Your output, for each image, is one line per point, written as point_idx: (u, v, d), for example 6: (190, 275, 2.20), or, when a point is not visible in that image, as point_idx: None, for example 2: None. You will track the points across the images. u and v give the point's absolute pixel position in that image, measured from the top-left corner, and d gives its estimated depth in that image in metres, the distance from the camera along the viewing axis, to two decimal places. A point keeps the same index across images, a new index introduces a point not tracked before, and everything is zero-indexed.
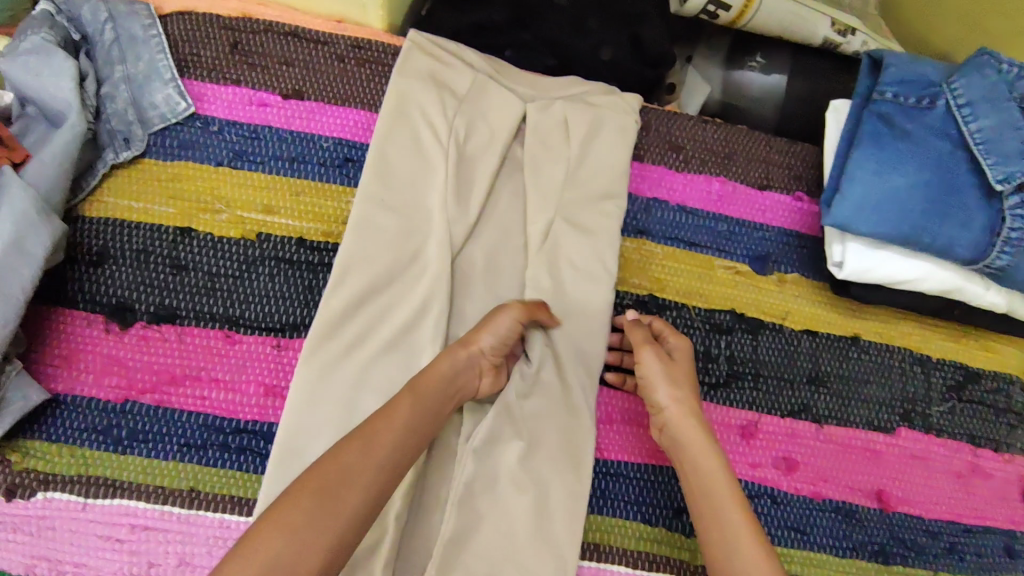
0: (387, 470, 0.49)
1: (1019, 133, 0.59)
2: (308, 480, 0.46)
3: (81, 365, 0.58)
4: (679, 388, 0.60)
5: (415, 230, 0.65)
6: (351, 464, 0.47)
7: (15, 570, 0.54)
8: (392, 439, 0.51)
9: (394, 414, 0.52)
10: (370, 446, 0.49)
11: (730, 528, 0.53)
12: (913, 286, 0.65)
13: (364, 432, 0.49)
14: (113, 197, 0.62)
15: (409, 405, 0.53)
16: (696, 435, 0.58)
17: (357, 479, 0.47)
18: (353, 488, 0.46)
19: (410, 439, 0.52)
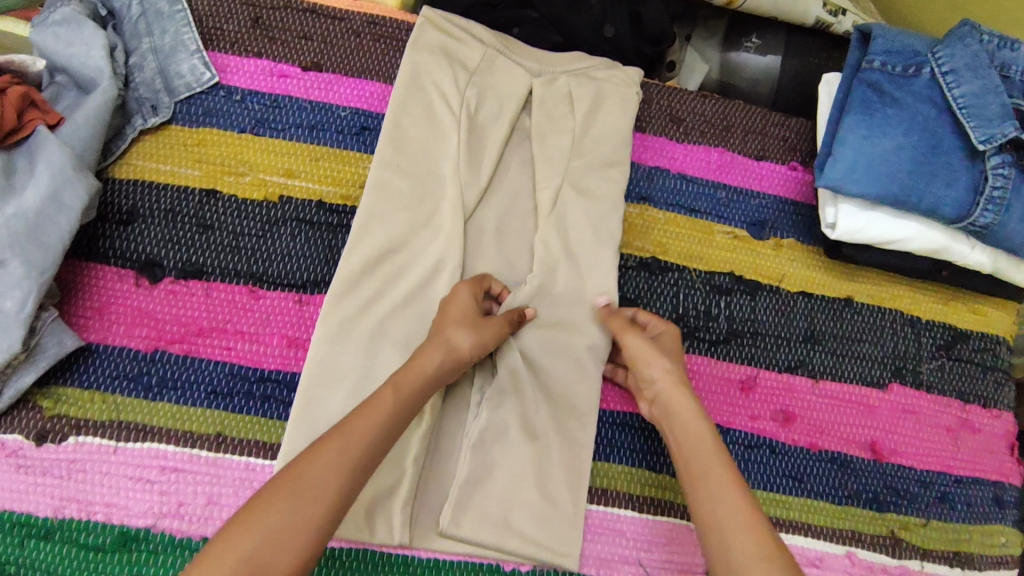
0: (362, 470, 0.50)
1: (998, 96, 0.63)
2: (282, 483, 0.47)
3: (112, 316, 0.60)
4: (667, 361, 0.62)
5: (429, 194, 0.68)
6: (322, 471, 0.48)
7: (44, 512, 0.56)
8: (368, 439, 0.51)
9: (376, 409, 0.52)
10: (343, 451, 0.49)
11: (727, 504, 0.53)
12: (903, 245, 0.68)
13: (339, 434, 0.50)
14: (141, 160, 0.65)
15: (391, 400, 0.53)
16: (686, 406, 0.59)
17: (329, 483, 0.48)
18: (325, 492, 0.48)
19: (390, 434, 0.53)
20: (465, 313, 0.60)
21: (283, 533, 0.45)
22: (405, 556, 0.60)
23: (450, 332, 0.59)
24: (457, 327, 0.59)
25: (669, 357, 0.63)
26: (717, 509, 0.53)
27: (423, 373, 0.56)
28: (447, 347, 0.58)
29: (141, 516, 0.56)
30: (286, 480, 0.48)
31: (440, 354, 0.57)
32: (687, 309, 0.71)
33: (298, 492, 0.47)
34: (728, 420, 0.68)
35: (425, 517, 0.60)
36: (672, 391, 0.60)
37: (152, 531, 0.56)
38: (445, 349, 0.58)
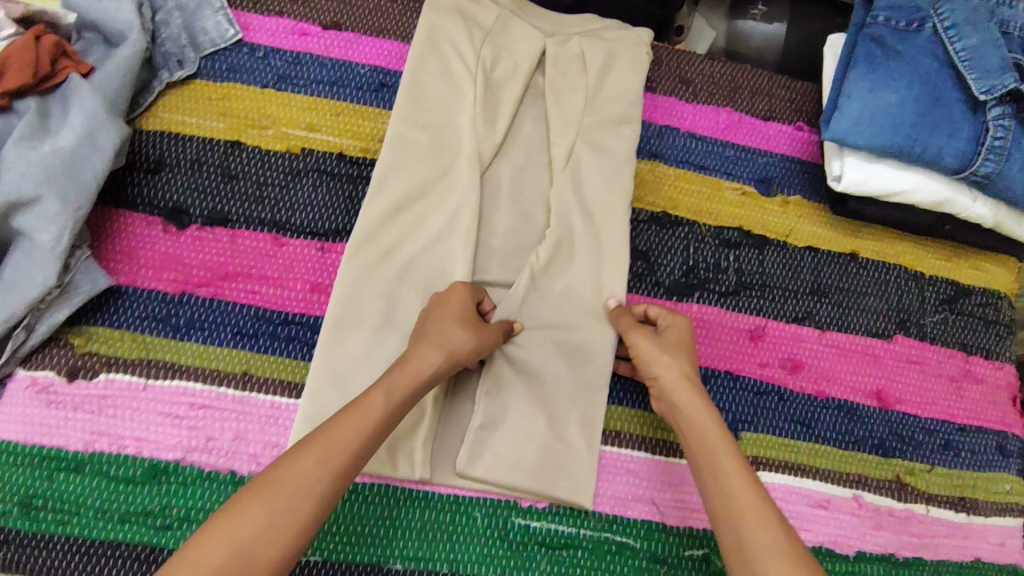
0: (344, 477, 0.49)
1: (998, 50, 0.65)
2: (259, 489, 0.46)
3: (141, 260, 0.62)
4: (666, 356, 0.60)
5: (446, 149, 0.69)
6: (302, 477, 0.47)
7: (75, 446, 0.58)
8: (352, 443, 0.49)
9: (363, 415, 0.51)
10: (324, 457, 0.48)
11: (742, 504, 0.51)
12: (907, 197, 0.70)
13: (321, 440, 0.49)
14: (167, 113, 0.67)
15: (382, 400, 0.52)
16: (693, 404, 0.58)
17: (307, 490, 0.47)
18: (303, 499, 0.46)
19: (379, 435, 0.51)
20: (465, 314, 0.59)
21: (259, 540, 0.44)
22: (425, 492, 0.62)
23: (447, 328, 0.57)
24: (456, 325, 0.58)
25: (676, 353, 0.61)
26: (733, 511, 0.51)
27: (420, 372, 0.55)
28: (443, 344, 0.56)
29: (170, 450, 0.58)
30: (262, 487, 0.46)
31: (440, 353, 0.56)
32: (697, 262, 0.73)
33: (276, 499, 0.46)
34: (737, 367, 0.70)
35: (444, 456, 0.62)
36: (680, 391, 0.59)
37: (181, 464, 0.58)
38: (445, 347, 0.56)
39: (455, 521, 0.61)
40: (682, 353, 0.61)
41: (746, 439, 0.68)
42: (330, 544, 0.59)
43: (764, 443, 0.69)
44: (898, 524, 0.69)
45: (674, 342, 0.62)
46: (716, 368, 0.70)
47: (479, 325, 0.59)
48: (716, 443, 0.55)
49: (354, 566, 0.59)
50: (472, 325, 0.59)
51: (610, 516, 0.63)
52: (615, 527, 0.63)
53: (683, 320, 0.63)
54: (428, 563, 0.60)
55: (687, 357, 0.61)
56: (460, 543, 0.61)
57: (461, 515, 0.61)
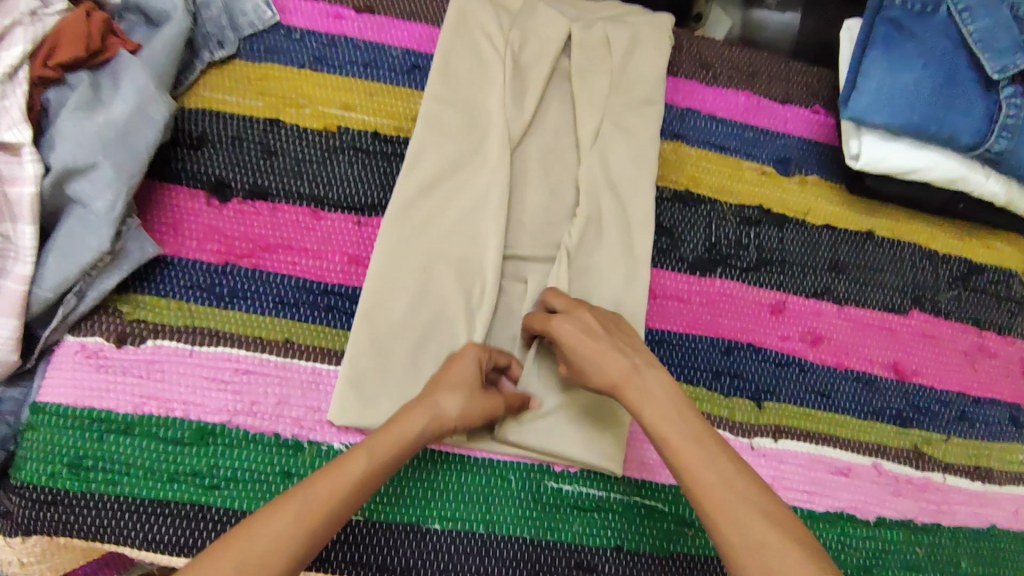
0: (319, 536, 0.47)
1: (1010, 30, 0.68)
2: (235, 539, 0.45)
3: (185, 232, 0.64)
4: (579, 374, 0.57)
5: (476, 127, 0.71)
6: (278, 533, 0.45)
7: (124, 408, 0.59)
8: (333, 501, 0.48)
9: (344, 474, 0.49)
10: (302, 514, 0.47)
11: (687, 460, 0.50)
12: (922, 175, 0.72)
13: (300, 495, 0.48)
14: (209, 91, 0.69)
15: (362, 464, 0.50)
16: (625, 386, 0.55)
17: (281, 547, 0.45)
18: (278, 553, 0.45)
19: (361, 497, 0.50)
20: (460, 381, 0.57)
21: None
22: (461, 456, 0.63)
23: (438, 396, 0.56)
24: (447, 393, 0.56)
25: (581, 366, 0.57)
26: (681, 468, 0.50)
27: (404, 439, 0.53)
28: (432, 411, 0.55)
29: (217, 413, 0.60)
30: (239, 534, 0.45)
31: (425, 418, 0.54)
32: (719, 239, 0.75)
33: (251, 549, 0.44)
34: (759, 339, 0.72)
35: None
36: (615, 382, 0.55)
37: (227, 426, 0.60)
38: (431, 414, 0.55)
39: (490, 483, 0.63)
40: (587, 360, 0.56)
41: (769, 409, 0.71)
42: (373, 504, 0.61)
43: (785, 412, 0.71)
44: (917, 491, 0.71)
45: (579, 351, 0.57)
46: (739, 340, 0.72)
47: (473, 392, 0.58)
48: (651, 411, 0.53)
49: (394, 526, 0.61)
50: (464, 391, 0.57)
51: (639, 481, 0.65)
52: (644, 491, 0.65)
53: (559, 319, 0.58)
54: (464, 523, 0.62)
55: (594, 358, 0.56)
56: (496, 504, 0.63)
57: (497, 478, 0.63)
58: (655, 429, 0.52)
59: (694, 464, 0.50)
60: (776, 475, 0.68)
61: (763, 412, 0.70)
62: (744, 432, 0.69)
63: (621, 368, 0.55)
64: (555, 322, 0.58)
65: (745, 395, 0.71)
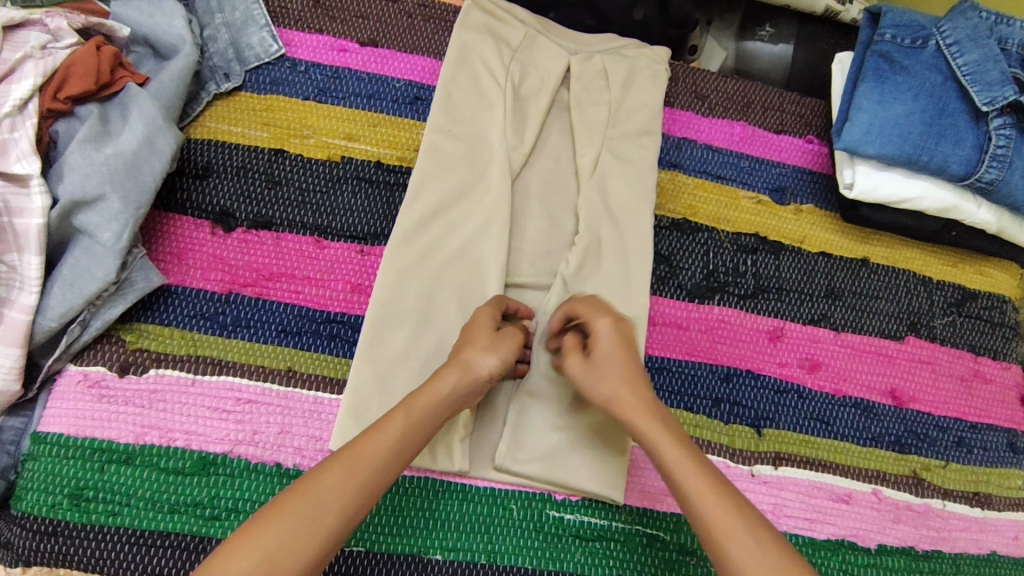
0: (366, 491, 0.50)
1: (998, 64, 0.70)
2: (289, 499, 0.49)
3: (189, 261, 0.65)
4: (608, 378, 0.57)
5: (478, 157, 0.72)
6: (328, 491, 0.49)
7: (125, 438, 0.59)
8: (376, 460, 0.51)
9: (383, 435, 0.52)
10: (346, 474, 0.50)
11: (695, 487, 0.51)
12: (915, 204, 0.74)
13: (346, 456, 0.51)
14: (214, 122, 0.70)
15: (401, 423, 0.53)
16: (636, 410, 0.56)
17: (331, 505, 0.49)
18: (330, 510, 0.49)
19: (403, 452, 0.53)
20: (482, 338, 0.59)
21: (292, 543, 0.47)
22: (463, 484, 0.63)
23: (469, 354, 0.58)
24: (475, 348, 0.58)
25: (608, 372, 0.58)
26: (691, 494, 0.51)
27: (437, 398, 0.55)
28: (465, 368, 0.57)
29: (218, 443, 0.60)
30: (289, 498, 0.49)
31: (456, 375, 0.56)
32: (716, 266, 0.76)
33: (300, 511, 0.48)
34: (758, 366, 0.73)
35: (481, 450, 0.64)
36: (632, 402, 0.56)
37: (228, 456, 0.60)
38: (462, 372, 0.57)
39: (492, 513, 0.63)
40: (615, 367, 0.58)
41: (769, 435, 0.71)
42: (374, 533, 0.61)
43: (784, 439, 0.71)
44: (917, 518, 0.71)
45: (611, 356, 0.58)
46: (738, 367, 0.73)
47: (500, 342, 0.59)
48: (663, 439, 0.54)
49: (395, 556, 0.60)
50: (491, 346, 0.59)
51: (640, 510, 0.65)
52: (646, 519, 0.65)
53: (605, 319, 0.60)
54: (466, 553, 0.62)
55: (622, 369, 0.58)
56: (497, 534, 0.62)
57: (498, 507, 0.63)
58: (668, 458, 0.53)
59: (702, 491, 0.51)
60: (776, 502, 0.68)
61: (764, 439, 0.71)
62: (744, 459, 0.70)
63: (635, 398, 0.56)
64: (600, 323, 0.60)
65: (745, 422, 0.71)
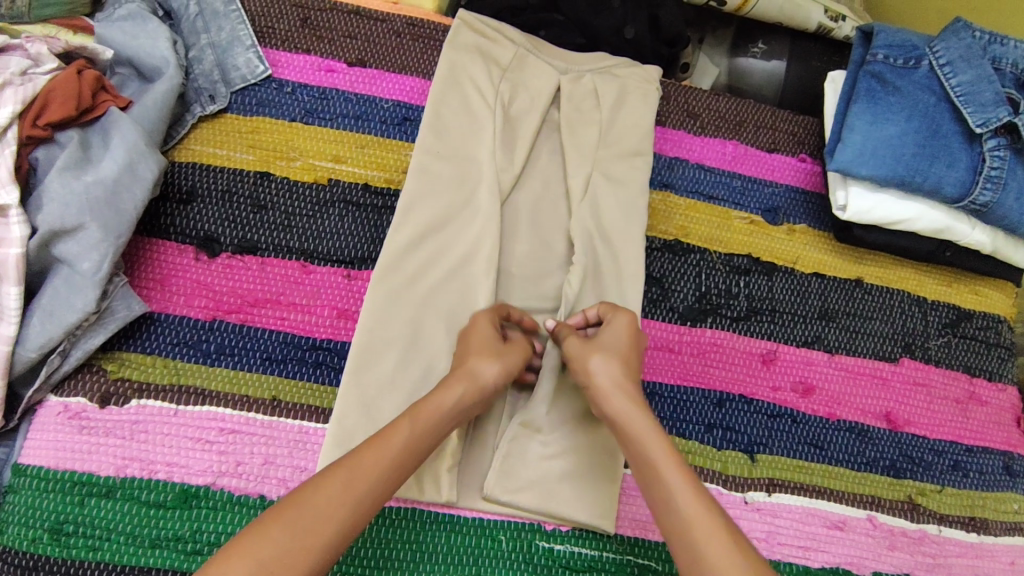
0: (367, 502, 0.49)
1: (992, 84, 0.69)
2: (286, 508, 0.47)
3: (172, 287, 0.64)
4: (599, 360, 0.59)
5: (467, 179, 0.71)
6: (329, 500, 0.47)
7: (106, 471, 0.58)
8: (378, 469, 0.50)
9: (388, 443, 0.51)
10: (350, 484, 0.49)
11: (696, 527, 0.48)
12: (909, 225, 0.73)
13: (350, 464, 0.50)
14: (199, 144, 0.69)
15: (406, 431, 0.53)
16: (624, 407, 0.57)
17: (334, 514, 0.47)
18: (329, 522, 0.47)
19: (406, 463, 0.52)
20: (484, 345, 0.60)
21: (284, 556, 0.44)
22: (451, 515, 0.62)
23: (473, 362, 0.58)
24: (479, 358, 0.59)
25: (609, 352, 0.59)
26: (690, 535, 0.48)
27: (444, 407, 0.55)
28: (469, 378, 0.57)
29: (201, 475, 0.59)
30: (288, 507, 0.47)
31: (459, 387, 0.57)
32: (709, 288, 0.75)
33: (302, 519, 0.46)
34: (751, 390, 0.72)
35: (470, 480, 0.63)
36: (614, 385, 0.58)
37: (211, 489, 0.59)
38: (469, 382, 0.57)
39: (480, 544, 0.62)
40: (618, 348, 0.60)
41: (762, 461, 0.70)
42: (360, 566, 0.59)
43: (778, 464, 0.70)
44: (913, 545, 0.70)
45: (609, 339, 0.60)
46: (730, 392, 0.72)
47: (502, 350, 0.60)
48: (644, 436, 0.55)
49: None
50: (496, 354, 0.59)
51: (632, 539, 0.64)
52: (637, 549, 0.64)
53: (625, 315, 0.62)
54: None
55: (623, 356, 0.59)
56: (486, 566, 0.61)
57: (487, 538, 0.62)
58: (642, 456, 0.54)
59: (705, 532, 0.48)
60: (770, 530, 0.67)
61: (757, 464, 0.70)
62: (737, 486, 0.69)
63: (639, 422, 0.56)
64: (619, 316, 0.62)
65: (738, 448, 0.70)
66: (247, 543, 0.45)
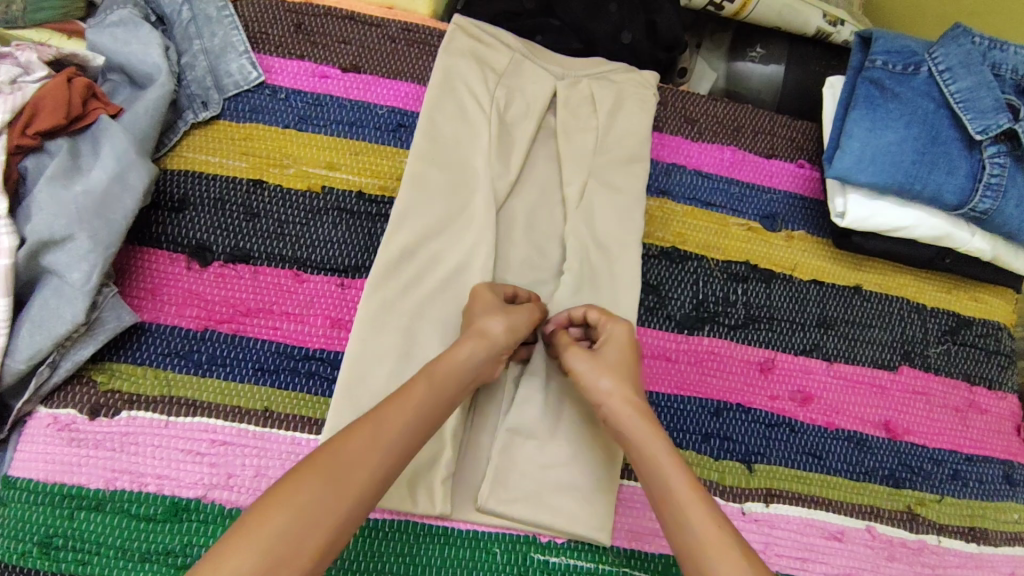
0: (392, 456, 0.50)
1: (992, 91, 0.68)
2: (318, 460, 0.48)
3: (164, 297, 0.63)
4: (609, 378, 0.59)
5: (462, 186, 0.71)
6: (357, 451, 0.49)
7: (96, 484, 0.58)
8: (400, 424, 0.51)
9: (409, 398, 0.53)
10: (376, 436, 0.50)
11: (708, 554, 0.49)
12: (908, 233, 0.72)
13: (374, 418, 0.51)
14: (192, 152, 0.69)
15: (423, 388, 0.54)
16: (637, 428, 0.56)
17: (361, 467, 0.48)
18: (359, 471, 0.48)
19: (427, 416, 0.53)
20: (491, 307, 0.61)
21: (321, 506, 0.46)
22: (445, 527, 0.62)
23: (481, 321, 0.59)
24: (487, 317, 0.60)
25: (615, 371, 0.59)
26: (699, 557, 0.49)
27: (456, 364, 0.56)
28: (480, 335, 0.58)
29: (192, 487, 0.58)
30: (322, 458, 0.48)
31: (468, 347, 0.57)
32: (706, 296, 0.75)
33: (333, 469, 0.47)
34: (748, 400, 0.72)
35: (464, 492, 0.62)
36: (624, 406, 0.57)
37: (202, 501, 0.58)
38: (483, 344, 0.58)
39: (474, 557, 0.61)
40: (621, 363, 0.60)
41: (760, 471, 0.69)
42: None
43: (776, 474, 0.69)
44: (911, 555, 0.70)
45: (615, 355, 0.60)
46: (727, 401, 0.71)
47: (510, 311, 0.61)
48: (658, 455, 0.54)
49: None
50: (503, 312, 0.60)
51: (628, 551, 0.64)
52: (633, 561, 0.64)
53: (622, 324, 0.62)
54: None
55: (629, 377, 0.59)
56: None
57: (481, 551, 0.62)
58: (654, 476, 0.54)
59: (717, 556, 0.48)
60: (767, 541, 0.67)
61: (754, 474, 0.69)
62: (735, 496, 0.68)
63: (652, 443, 0.55)
64: (614, 326, 0.62)
65: (735, 458, 0.69)
66: (283, 493, 0.46)
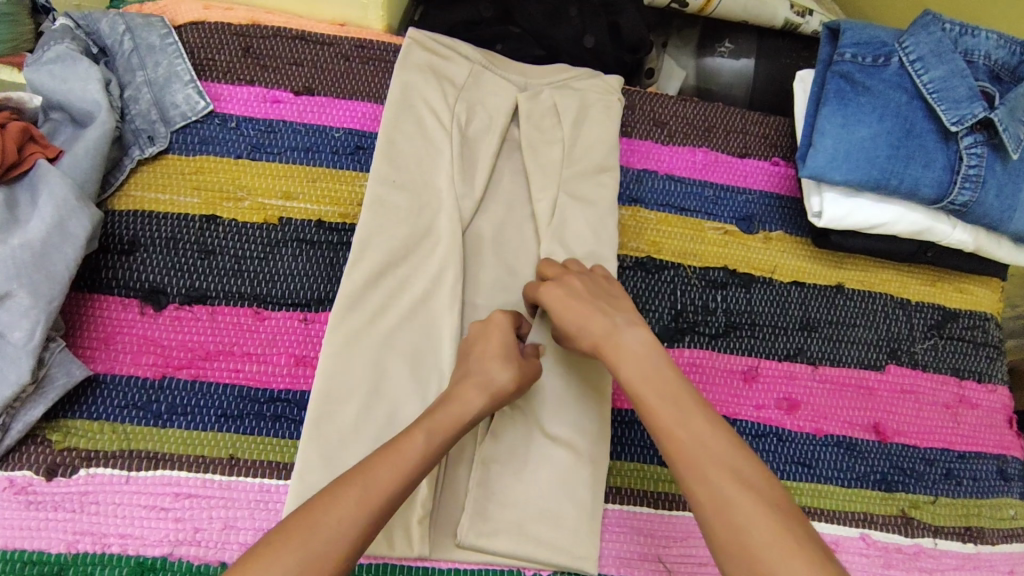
0: (377, 521, 0.47)
1: (965, 80, 0.66)
2: (293, 529, 0.45)
3: (118, 346, 0.61)
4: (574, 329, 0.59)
5: (426, 207, 0.68)
6: (338, 521, 0.45)
7: (56, 548, 0.55)
8: (388, 490, 0.48)
9: (403, 458, 0.49)
10: (361, 503, 0.47)
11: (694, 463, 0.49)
12: (888, 229, 0.70)
13: (361, 478, 0.48)
14: (140, 190, 0.66)
15: (417, 449, 0.50)
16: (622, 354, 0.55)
17: (340, 537, 0.45)
18: (338, 543, 0.45)
19: (418, 478, 0.50)
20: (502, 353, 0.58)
21: None
22: (425, 567, 0.60)
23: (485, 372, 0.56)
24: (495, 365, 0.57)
25: (571, 323, 0.59)
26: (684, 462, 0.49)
27: (460, 421, 0.53)
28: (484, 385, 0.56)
29: (157, 545, 0.56)
30: (298, 526, 0.45)
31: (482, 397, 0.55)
32: (685, 305, 0.72)
33: (309, 543, 0.44)
34: (732, 411, 0.70)
35: (443, 529, 0.60)
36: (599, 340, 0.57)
37: (169, 559, 0.56)
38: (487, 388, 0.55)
39: None
40: (575, 317, 0.59)
41: None
42: None
43: None
44: (907, 561, 0.68)
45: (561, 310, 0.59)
46: None
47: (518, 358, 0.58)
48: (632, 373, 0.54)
49: None
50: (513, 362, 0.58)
51: None
52: None
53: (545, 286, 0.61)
54: None
55: (586, 313, 0.58)
56: None
57: None
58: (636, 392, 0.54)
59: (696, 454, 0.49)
60: None
61: None
62: None
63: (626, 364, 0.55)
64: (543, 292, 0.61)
65: None
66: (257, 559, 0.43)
